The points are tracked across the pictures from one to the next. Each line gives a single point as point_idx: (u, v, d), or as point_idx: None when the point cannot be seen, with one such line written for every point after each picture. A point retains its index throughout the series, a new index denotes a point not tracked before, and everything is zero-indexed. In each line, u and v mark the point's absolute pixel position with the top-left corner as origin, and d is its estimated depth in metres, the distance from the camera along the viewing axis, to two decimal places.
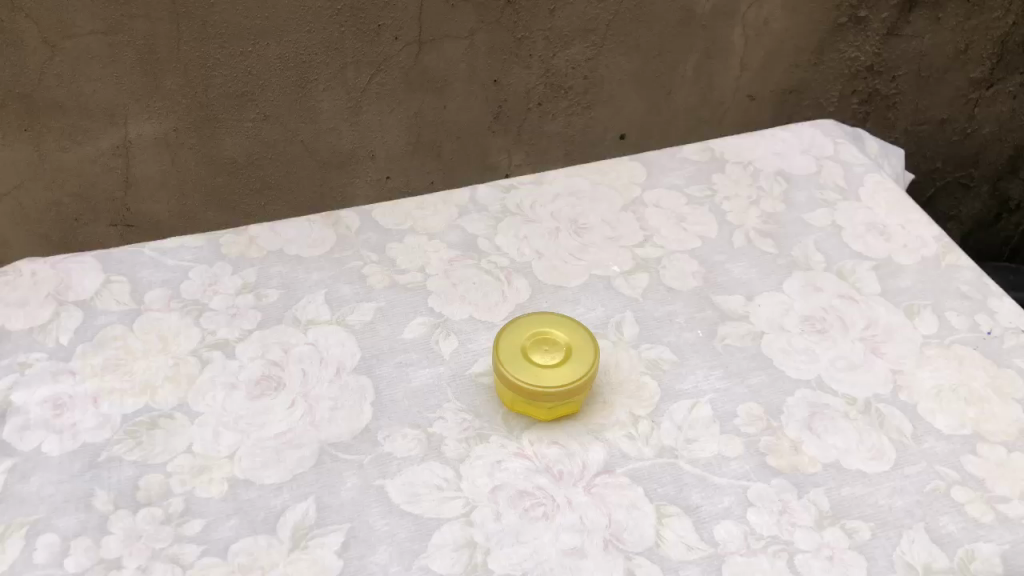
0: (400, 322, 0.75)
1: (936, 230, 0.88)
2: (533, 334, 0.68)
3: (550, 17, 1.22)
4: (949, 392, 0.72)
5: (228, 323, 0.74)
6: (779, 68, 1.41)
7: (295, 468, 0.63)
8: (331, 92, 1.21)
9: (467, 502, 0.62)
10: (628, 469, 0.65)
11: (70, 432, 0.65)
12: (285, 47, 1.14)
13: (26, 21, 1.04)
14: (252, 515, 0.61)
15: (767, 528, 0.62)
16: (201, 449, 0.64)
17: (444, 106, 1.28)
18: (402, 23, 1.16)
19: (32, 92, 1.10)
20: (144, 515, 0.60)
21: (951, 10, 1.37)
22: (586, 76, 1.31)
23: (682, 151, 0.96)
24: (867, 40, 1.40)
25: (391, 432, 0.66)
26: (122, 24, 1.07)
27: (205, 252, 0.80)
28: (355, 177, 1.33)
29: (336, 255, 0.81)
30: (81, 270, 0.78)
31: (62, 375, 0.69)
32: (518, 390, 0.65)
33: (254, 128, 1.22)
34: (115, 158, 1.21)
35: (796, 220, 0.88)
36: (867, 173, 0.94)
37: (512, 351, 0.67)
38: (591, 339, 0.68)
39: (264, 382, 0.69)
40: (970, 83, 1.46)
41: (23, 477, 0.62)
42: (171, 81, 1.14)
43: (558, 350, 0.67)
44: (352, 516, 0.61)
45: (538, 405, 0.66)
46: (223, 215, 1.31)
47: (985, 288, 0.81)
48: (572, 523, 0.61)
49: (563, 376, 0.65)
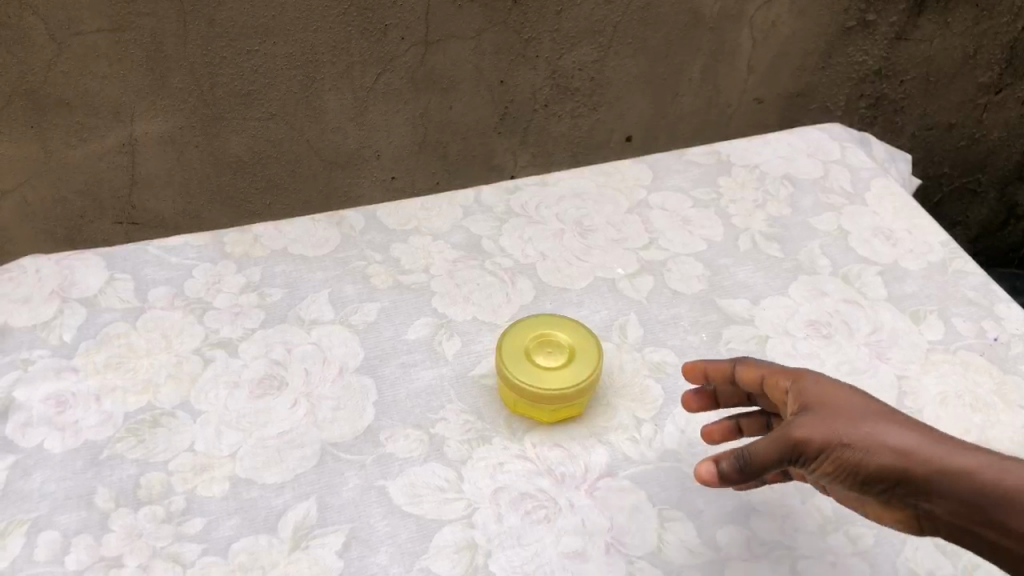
0: (403, 322, 0.75)
1: (942, 235, 0.87)
2: (535, 336, 0.69)
3: (557, 18, 1.22)
4: (955, 398, 0.71)
5: (231, 322, 0.74)
6: (786, 70, 1.40)
7: (296, 467, 0.63)
8: (338, 91, 1.21)
9: (468, 504, 0.62)
10: (631, 472, 0.65)
11: (73, 430, 0.65)
12: (292, 46, 1.14)
13: (33, 17, 1.04)
14: (253, 514, 0.60)
15: (771, 533, 0.62)
16: (202, 448, 0.64)
17: (451, 106, 1.28)
18: (409, 23, 1.16)
19: (38, 88, 1.10)
20: (145, 513, 0.60)
21: (960, 15, 1.37)
22: (592, 77, 1.31)
23: (688, 154, 0.96)
24: (875, 44, 1.39)
25: (392, 433, 0.66)
26: (129, 22, 1.07)
27: (210, 251, 0.80)
28: (360, 177, 1.33)
29: (340, 255, 0.81)
30: (85, 266, 0.78)
31: (65, 372, 0.69)
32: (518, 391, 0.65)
33: (260, 127, 1.22)
34: (121, 155, 1.21)
35: (801, 224, 0.88)
36: (874, 177, 0.94)
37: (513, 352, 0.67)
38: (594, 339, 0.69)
39: (267, 381, 0.69)
40: (978, 88, 1.47)
41: (24, 474, 0.62)
42: (178, 79, 1.14)
43: (561, 352, 0.68)
44: (353, 517, 0.61)
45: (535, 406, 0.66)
46: (229, 212, 1.32)
47: (991, 295, 0.81)
48: (574, 526, 0.61)
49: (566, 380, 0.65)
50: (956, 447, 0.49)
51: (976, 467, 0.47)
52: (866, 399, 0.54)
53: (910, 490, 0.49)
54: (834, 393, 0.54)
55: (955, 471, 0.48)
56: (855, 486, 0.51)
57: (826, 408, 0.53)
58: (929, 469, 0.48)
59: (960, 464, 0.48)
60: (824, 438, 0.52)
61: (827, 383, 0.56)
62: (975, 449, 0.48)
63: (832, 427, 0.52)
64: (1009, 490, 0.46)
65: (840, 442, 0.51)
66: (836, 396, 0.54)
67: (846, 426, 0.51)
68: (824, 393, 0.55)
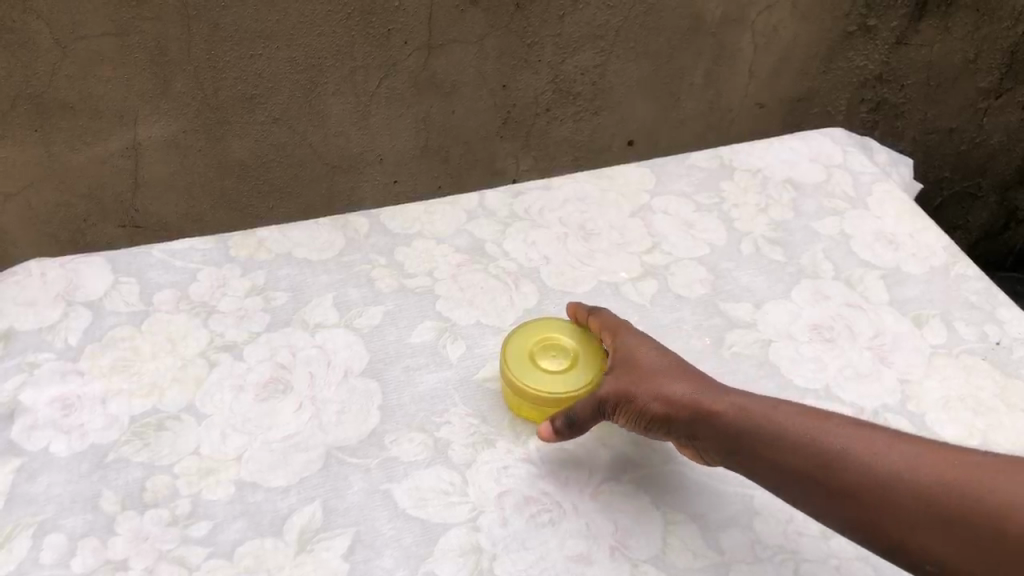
0: (407, 326, 0.75)
1: (945, 240, 0.88)
2: (539, 340, 0.69)
3: (559, 23, 1.22)
4: (958, 402, 0.72)
5: (235, 325, 0.74)
6: (788, 75, 1.41)
7: (301, 471, 0.64)
8: (341, 96, 1.21)
9: (473, 507, 0.62)
10: (635, 476, 0.65)
11: (79, 433, 0.65)
12: (296, 50, 1.15)
13: (37, 22, 1.04)
14: (258, 517, 0.61)
15: (774, 536, 0.62)
16: (207, 451, 0.64)
17: (453, 111, 1.28)
18: (412, 27, 1.16)
19: (43, 93, 1.11)
20: (150, 516, 0.60)
21: (961, 20, 1.37)
22: (594, 82, 1.32)
23: (691, 158, 0.96)
24: (876, 49, 1.39)
25: (397, 436, 0.66)
26: (133, 26, 1.07)
27: (215, 254, 0.80)
28: (363, 181, 1.34)
29: (344, 258, 0.81)
30: (90, 269, 0.78)
31: (70, 375, 0.69)
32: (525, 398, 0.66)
33: (263, 131, 1.22)
34: (124, 159, 1.21)
35: (804, 228, 0.88)
36: (876, 181, 0.94)
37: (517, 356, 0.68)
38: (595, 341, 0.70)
39: (272, 384, 0.69)
40: (978, 92, 1.47)
41: (30, 477, 0.62)
42: (182, 83, 1.14)
43: (565, 356, 0.69)
44: (358, 520, 0.61)
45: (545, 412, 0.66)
46: (232, 216, 1.32)
47: (993, 299, 0.81)
48: (579, 529, 0.61)
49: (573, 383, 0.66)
50: (726, 400, 0.61)
51: (739, 416, 0.59)
52: (666, 355, 0.65)
53: (688, 434, 0.61)
54: (641, 350, 0.65)
55: (724, 418, 0.60)
56: (646, 429, 0.63)
57: (632, 364, 0.64)
58: (702, 419, 0.60)
59: (727, 414, 0.60)
60: (625, 391, 0.63)
61: (638, 340, 0.66)
62: (736, 399, 0.61)
63: (633, 382, 0.63)
64: (764, 435, 0.58)
65: (638, 396, 0.62)
66: (644, 355, 0.65)
67: (644, 380, 0.63)
68: (633, 350, 0.66)
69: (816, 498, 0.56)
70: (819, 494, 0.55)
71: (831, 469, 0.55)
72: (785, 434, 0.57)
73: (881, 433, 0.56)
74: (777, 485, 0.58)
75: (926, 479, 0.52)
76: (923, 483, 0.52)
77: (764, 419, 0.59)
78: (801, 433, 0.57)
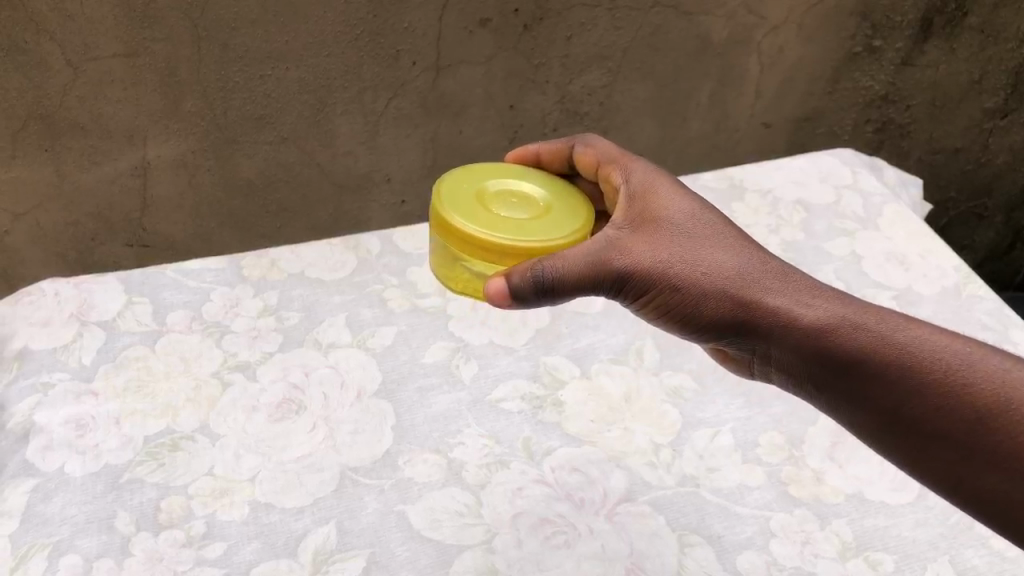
0: (420, 346, 0.75)
1: (956, 260, 0.88)
2: (497, 193, 0.64)
3: (566, 44, 1.24)
4: None
5: (249, 345, 0.74)
6: (794, 96, 1.42)
7: (315, 492, 0.63)
8: (349, 116, 1.22)
9: (488, 529, 0.62)
10: (650, 497, 0.65)
11: (93, 453, 0.65)
12: (305, 71, 1.16)
13: (49, 43, 1.05)
14: (273, 539, 0.61)
15: (790, 559, 0.62)
16: (222, 471, 0.64)
17: (460, 131, 1.29)
18: (421, 48, 1.18)
19: (53, 113, 1.11)
20: (166, 537, 0.60)
21: (966, 41, 1.39)
22: (602, 101, 1.32)
23: (701, 179, 0.96)
24: (882, 70, 1.40)
25: (412, 457, 0.66)
26: (144, 47, 1.08)
27: (227, 274, 0.81)
28: (371, 201, 1.34)
29: (356, 279, 0.82)
30: (104, 290, 0.78)
31: (85, 396, 0.69)
32: (467, 228, 0.60)
33: (271, 151, 1.23)
34: (133, 178, 1.21)
35: (815, 249, 0.88)
36: (886, 202, 0.95)
37: (464, 190, 0.64)
38: (582, 200, 0.66)
39: (285, 405, 0.69)
40: (983, 113, 1.48)
41: (45, 498, 0.62)
42: (191, 104, 1.15)
43: (511, 210, 0.63)
44: (373, 542, 0.61)
45: (493, 262, 0.60)
46: (240, 235, 1.32)
47: (1005, 319, 0.81)
48: (594, 551, 0.62)
49: (543, 233, 0.60)
50: (802, 298, 0.55)
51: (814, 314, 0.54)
52: (711, 222, 0.60)
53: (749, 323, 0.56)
54: (666, 203, 0.61)
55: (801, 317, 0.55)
56: (666, 306, 0.59)
57: (656, 222, 0.60)
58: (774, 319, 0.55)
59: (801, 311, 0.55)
60: (647, 256, 0.58)
61: (682, 205, 0.61)
62: (817, 302, 0.55)
63: (660, 247, 0.58)
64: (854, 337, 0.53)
65: (663, 263, 0.58)
66: (696, 228, 0.59)
67: (672, 247, 0.58)
68: (655, 204, 0.61)
69: (859, 397, 0.52)
70: (865, 395, 0.52)
71: (892, 367, 0.51)
72: (842, 324, 0.53)
73: (952, 333, 0.52)
74: (816, 376, 0.54)
75: (1014, 393, 0.48)
76: (1007, 397, 0.48)
77: (817, 305, 0.55)
78: (863, 324, 0.53)
